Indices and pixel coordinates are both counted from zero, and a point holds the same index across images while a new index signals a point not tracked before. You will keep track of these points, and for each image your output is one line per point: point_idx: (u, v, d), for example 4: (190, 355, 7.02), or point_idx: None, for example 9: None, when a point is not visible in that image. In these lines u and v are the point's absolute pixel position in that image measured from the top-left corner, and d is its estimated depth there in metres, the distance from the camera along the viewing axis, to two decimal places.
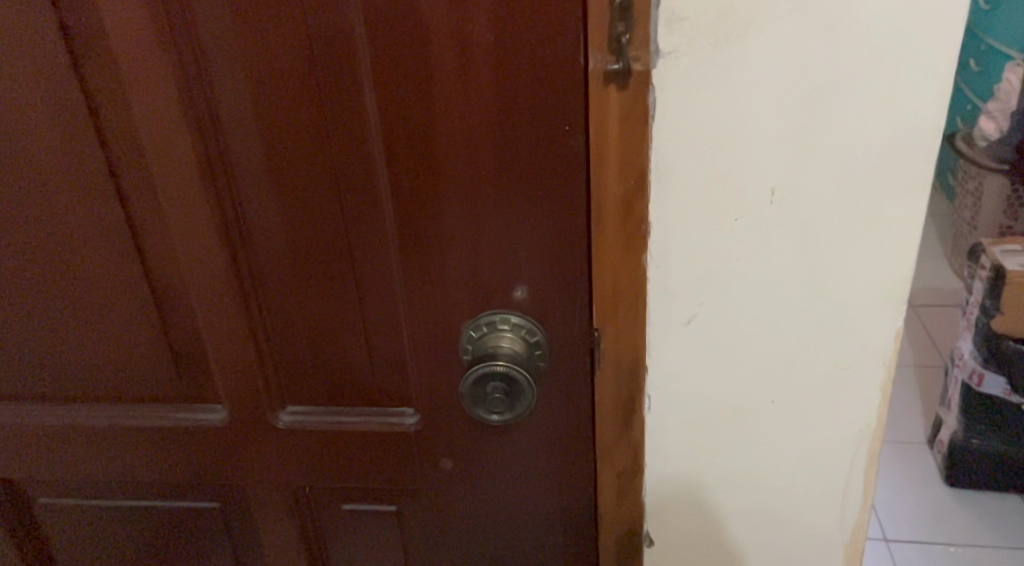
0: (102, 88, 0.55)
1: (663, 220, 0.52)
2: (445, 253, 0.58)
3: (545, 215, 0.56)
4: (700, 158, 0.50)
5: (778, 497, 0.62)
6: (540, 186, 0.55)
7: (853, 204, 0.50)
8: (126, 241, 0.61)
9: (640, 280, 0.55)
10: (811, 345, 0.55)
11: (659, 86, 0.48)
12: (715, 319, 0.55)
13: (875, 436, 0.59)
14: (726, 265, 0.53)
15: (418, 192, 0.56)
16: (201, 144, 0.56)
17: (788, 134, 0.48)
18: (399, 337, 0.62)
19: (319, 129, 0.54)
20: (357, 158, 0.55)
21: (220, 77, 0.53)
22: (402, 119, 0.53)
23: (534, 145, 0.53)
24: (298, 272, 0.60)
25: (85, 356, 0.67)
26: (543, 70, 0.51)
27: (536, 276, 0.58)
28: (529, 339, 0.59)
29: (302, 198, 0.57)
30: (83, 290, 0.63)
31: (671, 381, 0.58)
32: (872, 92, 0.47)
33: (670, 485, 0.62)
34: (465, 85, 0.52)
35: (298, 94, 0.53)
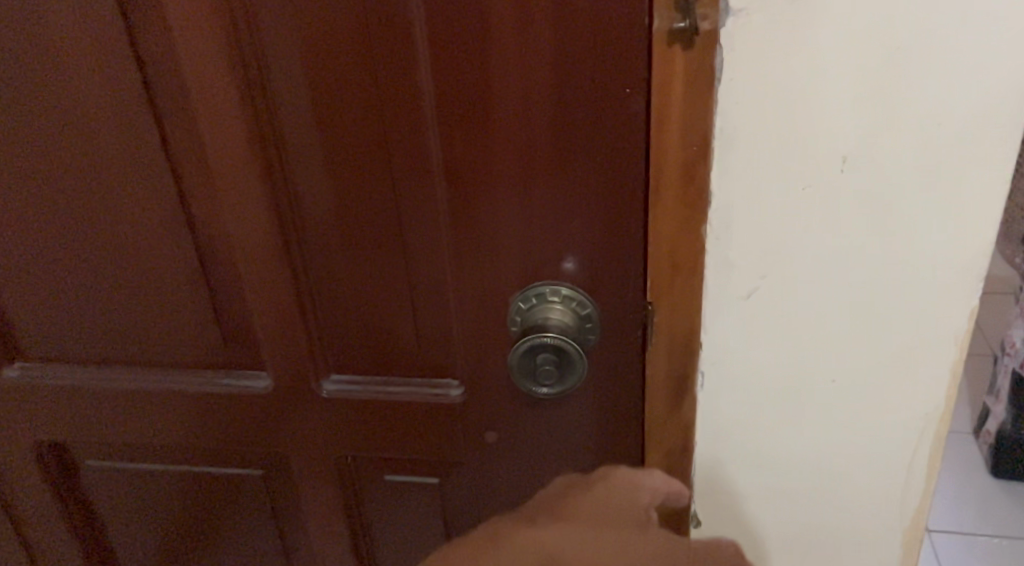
0: (154, 54, 0.54)
1: (726, 190, 0.50)
2: (496, 226, 0.56)
3: (602, 185, 0.54)
4: (768, 125, 0.48)
5: (835, 479, 0.61)
6: (596, 155, 0.52)
7: (929, 176, 0.48)
8: (175, 208, 0.60)
9: (699, 251, 0.53)
10: (877, 323, 0.54)
11: (728, 47, 0.46)
12: (777, 293, 0.54)
13: (940, 417, 0.57)
14: (791, 238, 0.51)
15: (471, 162, 0.54)
16: (252, 112, 0.55)
17: (864, 100, 0.46)
18: (446, 308, 0.61)
19: (372, 95, 0.53)
20: (410, 126, 0.54)
21: (271, 44, 0.52)
22: (456, 87, 0.52)
23: (593, 113, 0.51)
24: (347, 243, 0.59)
25: (132, 322, 0.67)
26: (605, 31, 0.48)
27: (588, 246, 0.56)
28: (580, 311, 0.58)
29: (352, 167, 0.56)
30: (130, 255, 0.63)
31: (727, 357, 0.57)
32: (957, 57, 0.44)
33: (721, 464, 0.61)
34: (522, 52, 0.50)
35: (352, 60, 0.52)
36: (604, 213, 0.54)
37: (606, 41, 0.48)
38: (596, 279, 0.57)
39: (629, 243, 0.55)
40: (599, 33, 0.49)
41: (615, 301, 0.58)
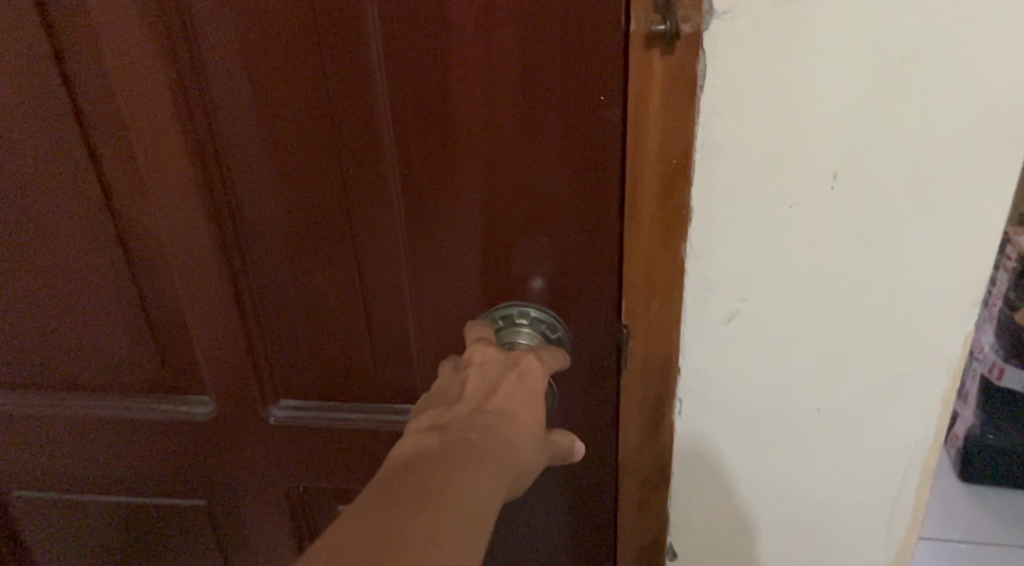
0: (76, 53, 0.49)
1: (706, 206, 0.46)
2: (457, 242, 0.52)
3: (572, 196, 0.50)
4: (754, 137, 0.44)
5: (820, 510, 0.57)
6: (566, 166, 0.49)
7: (925, 192, 0.44)
8: (105, 222, 0.55)
9: (678, 271, 0.48)
10: (867, 350, 0.50)
11: (711, 53, 0.42)
12: (760, 318, 0.49)
13: (933, 448, 0.53)
14: (777, 258, 0.47)
15: (430, 172, 0.50)
16: (187, 118, 0.50)
17: (856, 110, 0.42)
18: (406, 329, 0.56)
19: (322, 97, 0.48)
20: (364, 134, 0.49)
21: (211, 43, 0.47)
22: (414, 90, 0.47)
23: (562, 120, 0.47)
24: (296, 258, 0.54)
25: (59, 344, 0.61)
26: (577, 35, 0.45)
27: (558, 265, 0.52)
28: (550, 335, 0.54)
29: (300, 176, 0.51)
30: (56, 274, 0.58)
31: (706, 384, 0.52)
32: (956, 64, 0.41)
33: (698, 496, 0.57)
34: (487, 53, 0.46)
35: (299, 59, 0.47)
36: (574, 229, 0.51)
37: (580, 44, 0.45)
38: (567, 297, 0.54)
39: (601, 257, 0.52)
40: (570, 35, 0.45)
41: (587, 321, 0.54)
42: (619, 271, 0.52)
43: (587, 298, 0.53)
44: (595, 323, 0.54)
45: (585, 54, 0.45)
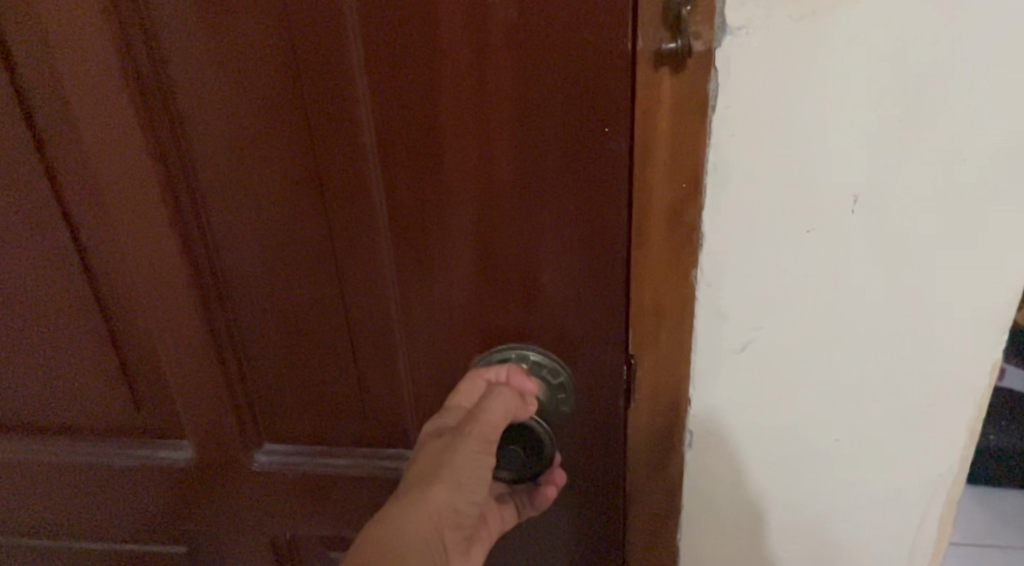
0: (35, 74, 0.45)
1: (718, 232, 0.44)
2: (449, 276, 0.49)
3: (573, 232, 0.46)
4: (769, 161, 0.41)
5: (838, 535, 0.55)
6: (566, 200, 0.45)
7: (952, 214, 0.42)
8: (71, 256, 0.52)
9: (688, 299, 0.46)
10: (886, 377, 0.47)
11: (724, 70, 0.39)
12: (775, 345, 0.47)
13: (955, 472, 0.52)
14: (792, 285, 0.45)
15: (419, 202, 0.46)
16: (156, 144, 0.46)
17: (881, 130, 0.39)
18: (396, 369, 0.53)
19: (303, 131, 0.45)
20: (349, 169, 0.46)
21: (178, 65, 0.43)
22: (401, 116, 0.43)
23: (560, 151, 0.44)
24: (278, 292, 0.51)
25: (30, 385, 0.59)
26: (578, 60, 0.41)
27: (560, 302, 0.49)
28: (552, 378, 0.51)
29: (280, 206, 0.48)
30: (23, 313, 0.55)
31: (718, 413, 0.50)
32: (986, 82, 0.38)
33: (709, 523, 0.56)
34: (480, 78, 0.42)
35: (276, 83, 0.43)
36: (576, 265, 0.47)
37: (580, 71, 0.41)
38: (567, 335, 0.50)
39: (607, 298, 0.48)
40: (570, 59, 0.41)
41: (588, 364, 0.51)
42: (622, 311, 0.49)
43: (589, 339, 0.50)
44: (599, 364, 0.51)
45: (586, 81, 0.41)
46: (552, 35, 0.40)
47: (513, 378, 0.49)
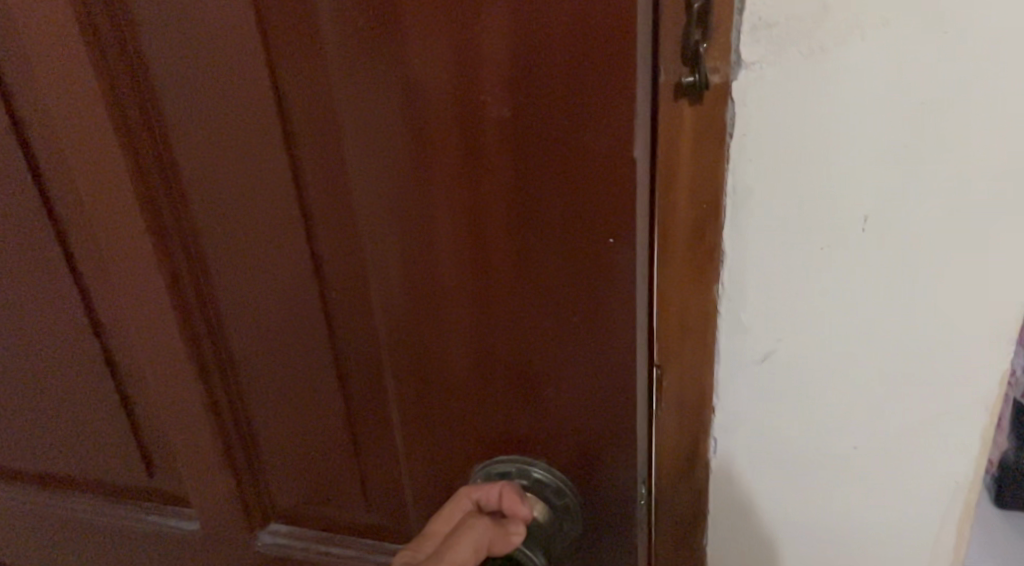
0: (43, 139, 0.45)
1: (738, 251, 0.46)
2: (448, 372, 0.44)
3: (579, 338, 0.41)
4: (784, 184, 0.43)
5: (863, 532, 0.57)
6: (570, 304, 0.40)
7: (964, 229, 0.43)
8: (82, 316, 0.53)
9: (711, 310, 0.49)
10: (903, 383, 0.49)
11: (739, 101, 0.42)
12: (793, 353, 0.50)
13: (975, 468, 0.54)
14: (808, 297, 0.47)
15: (412, 293, 0.42)
16: (150, 214, 0.45)
17: (892, 154, 0.41)
18: (397, 454, 0.50)
19: (296, 211, 0.42)
20: (345, 251, 0.42)
21: (175, 137, 0.41)
22: (390, 203, 0.39)
23: (563, 251, 0.38)
24: (278, 365, 0.49)
25: (59, 439, 0.61)
26: (582, 157, 0.35)
27: (569, 412, 0.43)
28: (556, 499, 0.46)
29: (274, 280, 0.45)
30: (51, 368, 0.57)
31: (740, 416, 0.53)
32: (996, 108, 0.39)
33: (737, 520, 0.59)
34: (473, 169, 0.37)
35: (264, 159, 0.40)
36: (584, 374, 0.42)
37: (583, 170, 0.35)
38: (578, 448, 0.45)
39: (617, 411, 0.43)
40: (573, 155, 0.35)
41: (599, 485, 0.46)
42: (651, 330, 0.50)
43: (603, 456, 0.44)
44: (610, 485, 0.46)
45: (591, 180, 0.36)
46: (546, 119, 0.35)
47: (504, 500, 0.44)
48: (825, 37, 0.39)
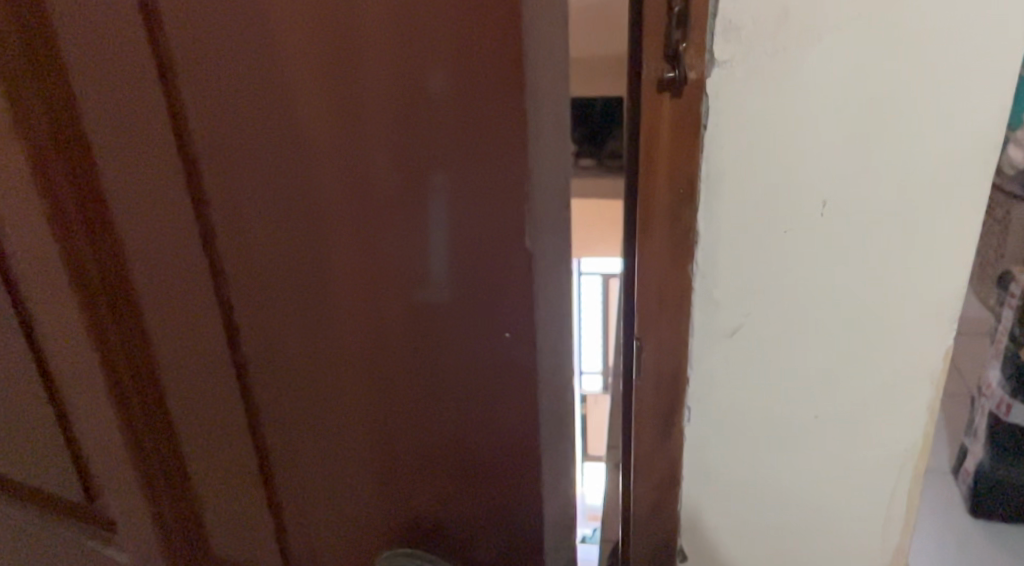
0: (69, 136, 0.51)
1: (710, 231, 0.52)
2: (403, 344, 0.49)
3: (517, 310, 0.45)
4: (751, 170, 0.49)
5: (820, 515, 0.61)
6: (513, 281, 0.45)
7: (907, 217, 0.50)
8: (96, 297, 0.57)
9: (686, 288, 0.54)
10: (856, 363, 0.55)
11: (713, 95, 0.48)
12: (759, 330, 0.54)
13: (921, 455, 0.58)
14: (773, 276, 0.52)
15: (377, 267, 0.47)
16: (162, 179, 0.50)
17: (844, 146, 0.48)
18: (355, 434, 0.54)
19: (182, 177, 0.49)
20: (234, 223, 0.50)
21: (186, 114, 0.47)
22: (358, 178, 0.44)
23: (506, 230, 0.43)
24: (261, 334, 0.54)
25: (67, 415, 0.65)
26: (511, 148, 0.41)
27: (510, 388, 0.48)
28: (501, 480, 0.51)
29: (259, 253, 0.50)
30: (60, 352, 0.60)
31: (711, 389, 0.57)
32: (929, 109, 0.46)
33: (705, 502, 0.62)
34: (431, 152, 0.42)
35: (254, 137, 0.46)
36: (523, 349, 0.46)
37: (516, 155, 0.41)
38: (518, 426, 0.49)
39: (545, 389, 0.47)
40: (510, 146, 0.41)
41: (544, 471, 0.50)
42: (631, 308, 0.56)
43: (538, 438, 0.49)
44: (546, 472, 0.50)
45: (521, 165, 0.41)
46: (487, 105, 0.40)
47: None
48: (789, 39, 0.45)
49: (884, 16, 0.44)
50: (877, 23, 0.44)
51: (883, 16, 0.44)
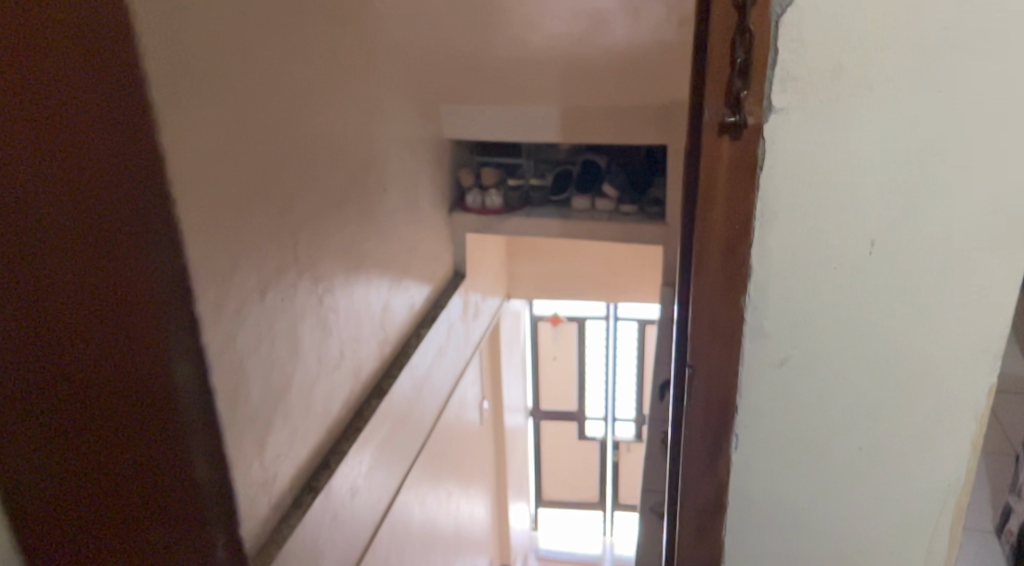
0: None
1: (762, 267, 0.55)
2: None
3: None
4: (804, 209, 0.53)
5: (863, 548, 0.63)
6: None
7: (952, 259, 0.53)
8: None
9: (738, 320, 0.56)
10: (900, 397, 0.57)
11: (769, 139, 0.51)
12: (808, 363, 0.57)
13: (963, 490, 0.61)
14: (821, 312, 0.55)
15: None
16: None
17: (892, 190, 0.51)
18: None
19: None
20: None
21: None
22: None
23: None
24: None
25: None
26: None
27: None
28: None
29: None
30: None
31: (759, 418, 0.60)
32: (973, 157, 0.50)
33: (752, 530, 0.64)
34: None
35: None
36: None
37: None
38: None
39: None
40: None
41: None
42: (686, 338, 0.59)
43: None
44: None
45: None
46: None
47: None
48: (840, 89, 0.49)
49: (933, 71, 0.48)
50: (925, 78, 0.48)
51: (928, 69, 0.48)
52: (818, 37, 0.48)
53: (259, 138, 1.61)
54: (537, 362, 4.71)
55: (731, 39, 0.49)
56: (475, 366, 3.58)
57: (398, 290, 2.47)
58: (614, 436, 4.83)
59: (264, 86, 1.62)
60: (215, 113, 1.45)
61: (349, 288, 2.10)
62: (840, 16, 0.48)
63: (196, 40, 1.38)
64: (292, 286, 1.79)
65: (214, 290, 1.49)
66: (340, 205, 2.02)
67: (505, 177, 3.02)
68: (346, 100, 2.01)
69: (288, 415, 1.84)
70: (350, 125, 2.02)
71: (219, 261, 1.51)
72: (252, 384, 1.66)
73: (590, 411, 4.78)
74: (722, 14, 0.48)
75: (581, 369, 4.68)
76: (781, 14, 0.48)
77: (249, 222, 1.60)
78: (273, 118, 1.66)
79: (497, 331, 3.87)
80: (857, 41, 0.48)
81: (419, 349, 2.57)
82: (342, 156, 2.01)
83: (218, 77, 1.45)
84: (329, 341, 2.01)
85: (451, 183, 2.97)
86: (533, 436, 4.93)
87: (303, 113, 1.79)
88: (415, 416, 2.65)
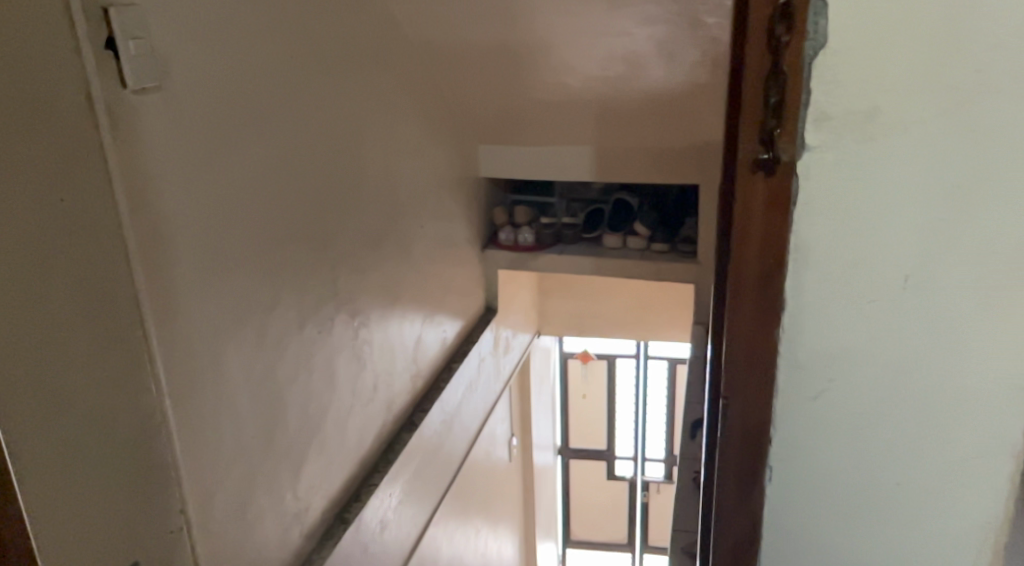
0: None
1: (795, 301, 0.56)
2: None
3: None
4: (838, 245, 0.54)
5: None
6: None
7: (987, 296, 0.54)
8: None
9: (773, 352, 0.57)
10: (935, 433, 0.58)
11: (803, 177, 0.53)
12: (842, 397, 0.58)
13: (1002, 529, 0.61)
14: (856, 346, 0.56)
15: None
16: None
17: (925, 226, 0.53)
18: None
19: None
20: None
21: None
22: None
23: None
24: None
25: None
26: None
27: None
28: None
29: None
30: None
31: (794, 451, 0.60)
32: (1006, 195, 0.51)
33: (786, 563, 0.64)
34: None
35: None
36: None
37: None
38: None
39: None
40: None
41: None
42: (722, 370, 0.60)
43: None
44: None
45: None
46: None
47: None
48: (873, 128, 0.51)
49: (966, 112, 0.50)
50: (958, 118, 0.50)
51: (961, 110, 0.50)
52: (853, 78, 0.50)
53: (303, 175, 1.67)
54: (566, 400, 4.69)
55: (765, 80, 0.51)
56: (505, 403, 3.58)
57: (431, 325, 2.50)
58: (644, 476, 4.77)
59: (309, 125, 1.68)
60: (262, 150, 1.51)
61: (385, 322, 2.13)
62: (873, 58, 0.49)
63: (247, 82, 1.44)
64: (329, 319, 1.83)
65: (256, 321, 1.54)
66: (378, 240, 2.06)
67: (538, 217, 3.05)
68: (385, 139, 2.06)
69: (323, 446, 1.87)
70: (385, 164, 2.07)
71: (262, 293, 1.55)
72: (289, 413, 1.69)
73: (620, 451, 4.74)
74: (757, 57, 0.50)
75: (611, 407, 4.66)
76: (814, 57, 0.50)
77: (290, 256, 1.64)
78: (316, 156, 1.71)
79: (528, 367, 3.88)
80: (890, 82, 0.50)
81: (450, 384, 2.59)
82: (381, 194, 2.06)
83: (265, 114, 1.51)
84: (364, 373, 2.04)
85: (485, 221, 3.01)
86: (562, 474, 4.88)
87: (344, 151, 1.84)
88: (445, 451, 2.66)
